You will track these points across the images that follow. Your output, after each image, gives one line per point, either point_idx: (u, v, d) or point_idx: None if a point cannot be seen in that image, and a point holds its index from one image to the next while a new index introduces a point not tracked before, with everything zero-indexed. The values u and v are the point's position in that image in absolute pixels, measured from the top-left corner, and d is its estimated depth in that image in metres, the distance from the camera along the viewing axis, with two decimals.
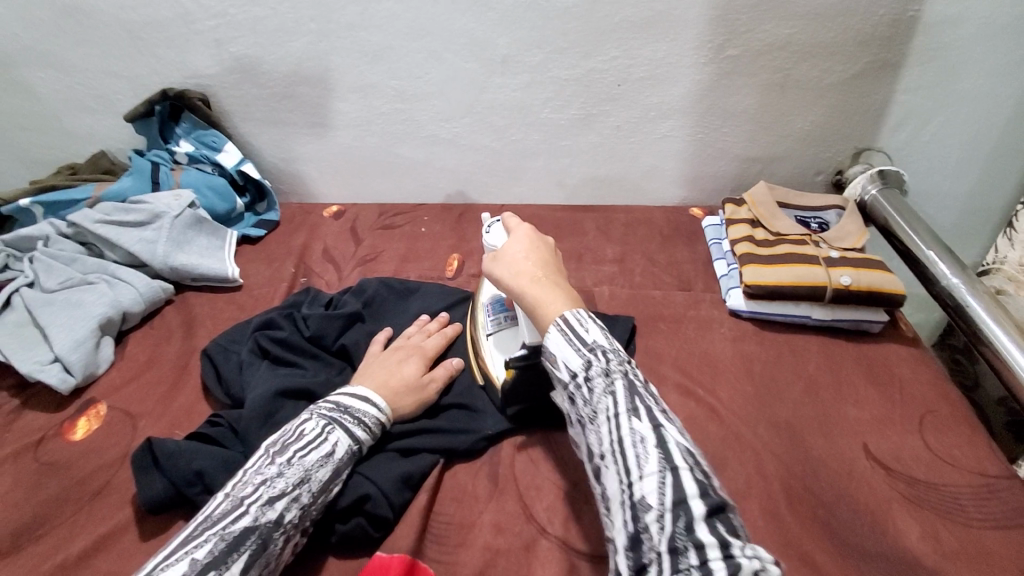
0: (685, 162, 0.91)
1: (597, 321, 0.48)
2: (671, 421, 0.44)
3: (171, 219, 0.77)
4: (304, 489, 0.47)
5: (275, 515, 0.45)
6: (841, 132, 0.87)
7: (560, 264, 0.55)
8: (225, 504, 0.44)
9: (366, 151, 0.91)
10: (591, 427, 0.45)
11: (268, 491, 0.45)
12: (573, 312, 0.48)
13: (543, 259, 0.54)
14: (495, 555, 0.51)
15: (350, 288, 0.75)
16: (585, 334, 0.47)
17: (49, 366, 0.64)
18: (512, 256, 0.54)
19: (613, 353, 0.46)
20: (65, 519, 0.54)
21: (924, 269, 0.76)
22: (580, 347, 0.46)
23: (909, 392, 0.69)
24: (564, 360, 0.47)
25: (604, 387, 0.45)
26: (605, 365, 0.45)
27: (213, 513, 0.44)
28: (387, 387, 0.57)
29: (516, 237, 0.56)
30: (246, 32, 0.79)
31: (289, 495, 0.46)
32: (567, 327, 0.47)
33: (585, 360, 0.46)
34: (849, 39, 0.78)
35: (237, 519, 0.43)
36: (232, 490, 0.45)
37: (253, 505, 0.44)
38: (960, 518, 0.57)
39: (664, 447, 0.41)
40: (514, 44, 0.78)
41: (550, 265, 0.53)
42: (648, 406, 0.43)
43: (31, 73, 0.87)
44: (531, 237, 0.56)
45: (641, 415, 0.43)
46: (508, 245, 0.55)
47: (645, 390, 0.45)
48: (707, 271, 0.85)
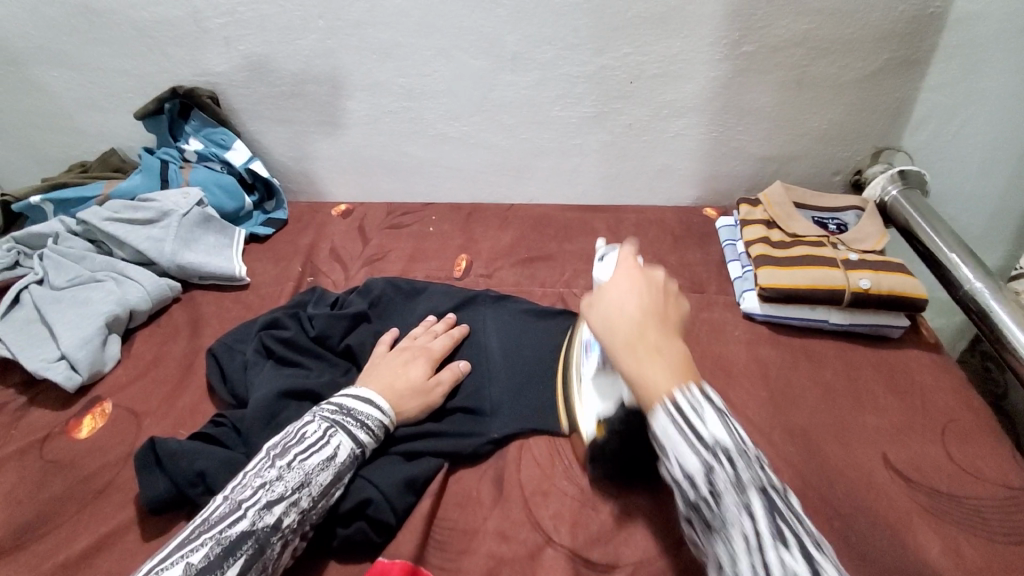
0: (698, 162, 0.89)
1: (714, 404, 0.39)
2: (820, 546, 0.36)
3: (179, 217, 0.77)
4: (304, 493, 0.46)
5: (273, 520, 0.44)
6: (861, 130, 0.85)
7: (674, 308, 0.45)
8: (223, 508, 0.44)
9: (374, 150, 0.90)
10: (719, 548, 0.37)
11: (267, 495, 0.45)
12: (684, 392, 0.39)
13: (651, 312, 0.44)
14: (499, 562, 0.50)
15: (356, 288, 0.74)
16: (702, 428, 0.38)
17: (57, 364, 0.64)
18: (612, 307, 0.45)
19: (739, 455, 0.38)
20: (69, 517, 0.54)
21: (947, 273, 0.74)
22: (700, 448, 0.37)
23: (930, 401, 0.67)
24: (677, 459, 0.38)
25: (736, 504, 0.36)
26: (733, 473, 0.37)
27: (211, 516, 0.43)
28: (391, 389, 0.57)
29: (618, 279, 0.47)
30: (256, 30, 0.79)
31: (288, 498, 0.45)
32: (680, 415, 0.39)
33: (704, 463, 0.37)
34: (870, 35, 0.75)
35: (234, 523, 0.43)
36: (230, 494, 0.45)
37: (251, 509, 0.43)
38: (983, 532, 0.55)
39: None
40: (524, 41, 0.77)
41: (658, 315, 0.44)
42: (785, 522, 0.36)
43: (43, 71, 0.87)
44: (639, 283, 0.46)
45: (783, 539, 0.35)
46: (612, 292, 0.46)
47: (783, 499, 0.37)
48: (720, 273, 0.83)
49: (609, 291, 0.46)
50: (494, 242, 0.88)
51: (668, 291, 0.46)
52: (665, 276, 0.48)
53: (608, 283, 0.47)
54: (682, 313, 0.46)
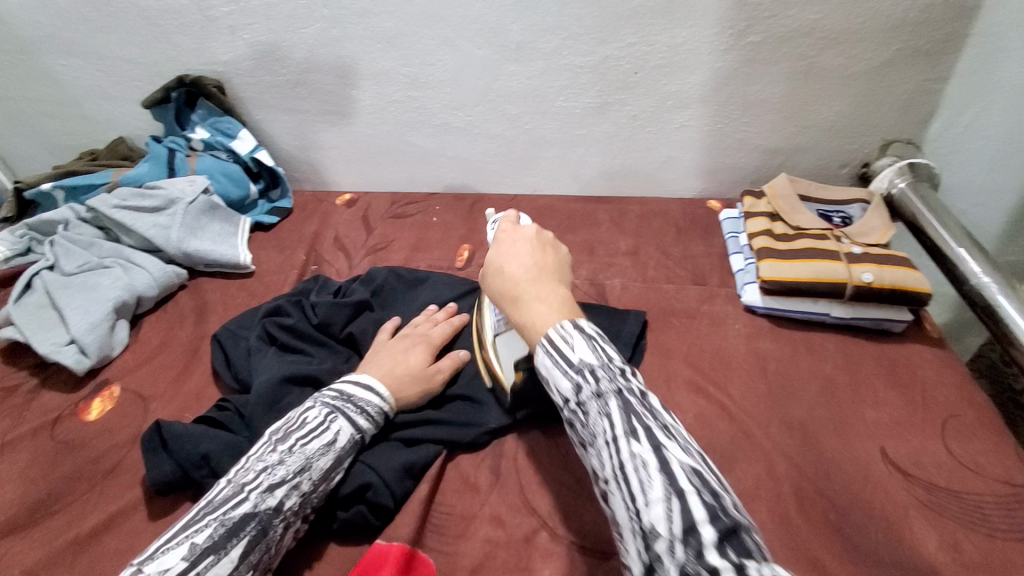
0: (702, 153, 0.89)
1: (584, 332, 0.43)
2: (673, 432, 0.39)
3: (185, 205, 0.78)
4: (305, 477, 0.47)
5: (275, 502, 0.45)
6: (868, 122, 0.84)
7: (555, 259, 0.50)
8: (226, 491, 0.45)
9: (378, 139, 0.91)
10: (594, 454, 0.41)
11: (269, 478, 0.46)
12: (558, 327, 0.43)
13: (533, 266, 0.48)
14: (496, 547, 0.51)
15: (360, 277, 0.75)
16: (570, 351, 0.42)
17: (66, 348, 0.66)
18: (499, 272, 0.49)
19: (603, 369, 0.41)
20: (78, 496, 0.55)
21: (954, 267, 0.73)
22: (568, 369, 0.42)
23: (932, 396, 0.67)
24: (555, 384, 0.43)
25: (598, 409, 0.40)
26: (595, 384, 0.41)
27: (215, 498, 0.44)
28: (391, 375, 0.57)
29: (499, 248, 0.51)
30: (261, 19, 0.79)
31: (289, 481, 0.46)
32: (550, 345, 0.43)
33: (574, 382, 0.42)
34: (880, 24, 0.74)
35: (237, 505, 0.44)
36: (233, 476, 0.46)
37: (253, 492, 0.44)
38: (982, 527, 0.55)
39: (665, 470, 0.36)
40: (527, 31, 0.77)
41: (543, 268, 0.48)
42: (638, 418, 0.39)
43: (52, 59, 0.88)
44: (519, 242, 0.51)
45: (633, 429, 0.38)
46: (500, 258, 0.50)
47: (642, 399, 0.40)
48: (722, 265, 0.83)
49: (498, 255, 0.50)
50: None
51: (545, 246, 0.51)
52: (544, 230, 0.53)
53: (494, 246, 0.51)
54: (562, 263, 0.51)
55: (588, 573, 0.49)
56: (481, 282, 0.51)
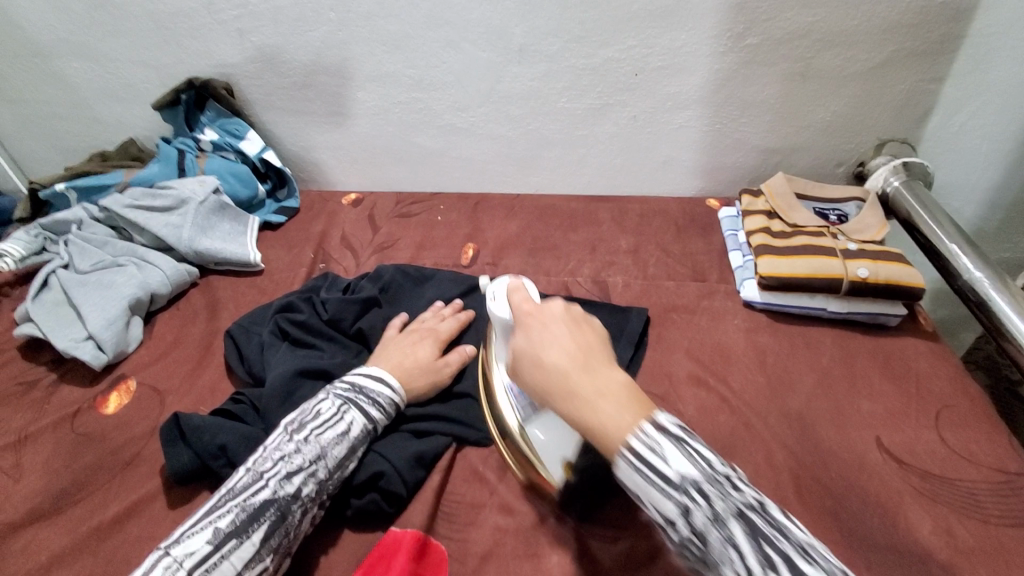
0: (702, 153, 0.91)
1: (672, 438, 0.39)
2: (807, 549, 0.36)
3: (196, 204, 0.80)
4: (321, 465, 0.49)
5: (293, 489, 0.47)
6: (863, 121, 0.86)
7: (595, 336, 0.45)
8: (246, 478, 0.47)
9: (383, 140, 0.92)
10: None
11: (286, 466, 0.47)
12: (638, 433, 0.38)
13: (576, 351, 0.43)
14: (506, 532, 0.52)
15: (368, 274, 0.77)
16: (666, 467, 0.37)
17: (83, 344, 0.67)
18: (544, 366, 0.42)
19: (707, 483, 0.37)
20: (99, 486, 0.57)
21: (947, 263, 0.75)
22: (667, 489, 0.37)
23: (927, 387, 0.69)
24: (655, 506, 0.38)
25: (719, 537, 0.36)
26: (707, 505, 0.37)
27: (235, 486, 0.46)
28: (400, 368, 0.59)
29: (534, 333, 0.45)
30: (269, 23, 0.81)
31: (306, 469, 0.48)
32: (640, 462, 0.38)
33: (680, 505, 0.37)
34: (875, 26, 0.76)
35: (256, 491, 0.46)
36: (252, 465, 0.48)
37: (271, 480, 0.46)
38: (974, 512, 0.56)
39: None
40: (530, 33, 0.79)
41: (590, 352, 0.43)
42: (769, 543, 0.35)
43: (63, 62, 0.90)
44: (551, 323, 0.45)
45: (768, 557, 0.35)
46: (541, 348, 0.43)
47: (762, 515, 0.37)
48: (722, 262, 0.85)
49: (534, 342, 0.44)
50: (500, 230, 0.90)
51: (578, 322, 0.46)
52: (569, 304, 0.48)
53: (524, 331, 0.46)
54: (598, 334, 0.46)
55: (595, 557, 0.50)
56: (517, 374, 0.45)
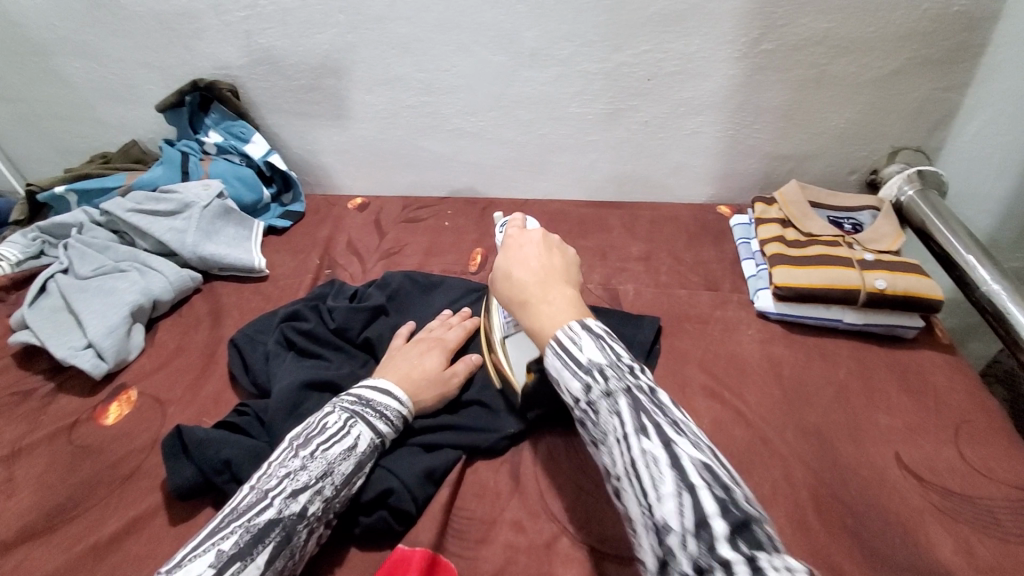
0: (713, 160, 0.89)
1: (592, 333, 0.44)
2: (684, 428, 0.40)
3: (200, 209, 0.78)
4: (327, 482, 0.47)
5: (299, 508, 0.45)
6: (879, 129, 0.84)
7: (563, 262, 0.52)
8: (250, 497, 0.45)
9: (391, 143, 0.91)
10: (605, 452, 0.42)
11: (292, 484, 0.46)
12: (566, 328, 0.45)
13: (539, 268, 0.50)
14: (517, 553, 0.51)
15: (374, 281, 0.75)
16: (578, 353, 0.43)
17: (83, 352, 0.66)
18: (509, 277, 0.50)
19: (611, 368, 0.42)
20: (98, 501, 0.55)
21: (964, 275, 0.73)
22: (577, 370, 0.43)
23: (945, 401, 0.67)
24: (564, 384, 0.44)
25: (608, 409, 0.41)
26: (604, 384, 0.42)
27: (239, 505, 0.44)
28: (408, 380, 0.57)
29: (508, 253, 0.52)
30: (276, 24, 0.79)
31: (312, 487, 0.46)
32: (560, 346, 0.44)
33: (584, 383, 0.42)
34: (892, 33, 0.75)
35: (261, 511, 0.44)
36: (256, 483, 0.46)
37: (277, 498, 0.45)
38: (995, 531, 0.55)
39: (675, 466, 0.37)
40: (542, 37, 0.77)
41: (552, 271, 0.50)
42: (648, 415, 0.40)
43: (65, 62, 0.88)
44: (527, 245, 0.52)
45: (643, 427, 0.40)
46: (511, 265, 0.51)
47: (651, 397, 0.42)
48: (734, 271, 0.83)
49: (508, 261, 0.52)
50: None
51: (552, 249, 0.52)
52: (551, 235, 0.54)
53: (504, 251, 0.53)
54: (567, 263, 0.53)
55: None
56: (491, 287, 0.52)
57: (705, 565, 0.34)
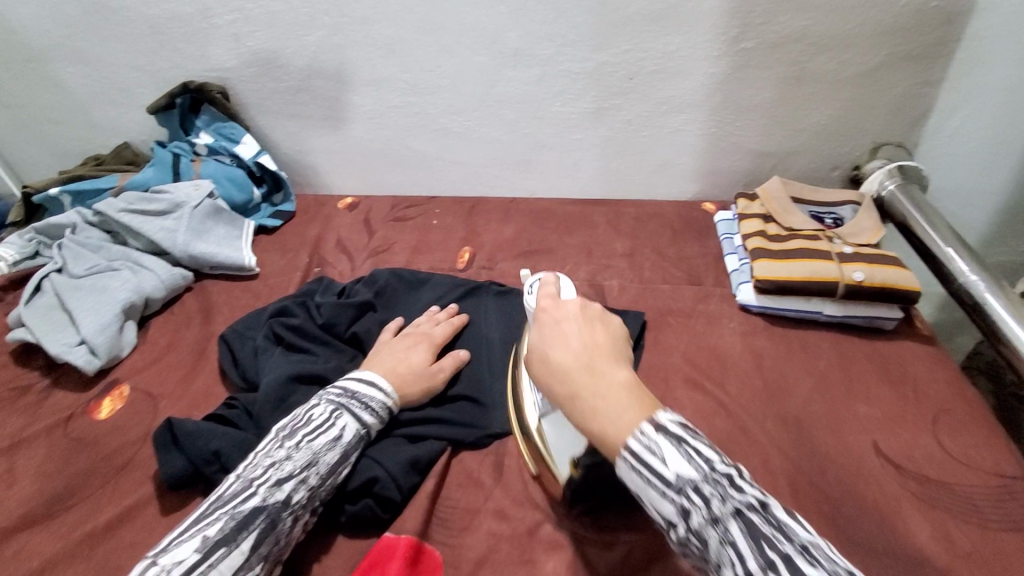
0: (697, 156, 0.91)
1: (672, 438, 0.41)
2: (809, 549, 0.37)
3: (191, 208, 0.79)
4: (312, 471, 0.49)
5: (284, 496, 0.46)
6: (859, 125, 0.86)
7: (609, 339, 0.49)
8: (236, 486, 0.46)
9: (379, 143, 0.92)
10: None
11: (277, 473, 0.47)
12: (636, 435, 0.41)
13: (584, 347, 0.47)
14: (500, 539, 0.52)
15: (363, 278, 0.76)
16: (664, 468, 0.40)
17: (76, 348, 0.67)
18: (554, 363, 0.47)
19: (706, 483, 0.39)
20: (91, 492, 0.56)
21: (942, 267, 0.75)
22: (666, 491, 0.39)
23: (923, 391, 0.68)
24: (654, 506, 0.40)
25: (717, 537, 0.38)
26: (705, 506, 0.38)
27: (225, 493, 0.46)
28: (394, 373, 0.59)
29: (547, 333, 0.49)
30: (264, 27, 0.81)
31: (297, 476, 0.48)
32: (638, 460, 0.40)
33: (678, 506, 0.39)
34: (869, 30, 0.76)
35: (246, 499, 0.45)
36: (242, 472, 0.47)
37: (262, 487, 0.46)
38: (971, 517, 0.56)
39: None
40: (525, 37, 0.79)
41: (599, 352, 0.47)
42: (768, 542, 0.36)
43: (57, 66, 0.89)
44: (563, 322, 0.50)
45: (766, 556, 0.36)
46: (552, 349, 0.48)
47: (762, 514, 0.38)
48: (718, 265, 0.85)
49: (544, 341, 0.49)
50: (496, 234, 0.90)
51: (588, 323, 0.50)
52: (586, 303, 0.53)
53: (538, 327, 0.51)
54: (610, 334, 0.50)
55: (591, 562, 0.50)
56: (530, 373, 0.49)
57: None
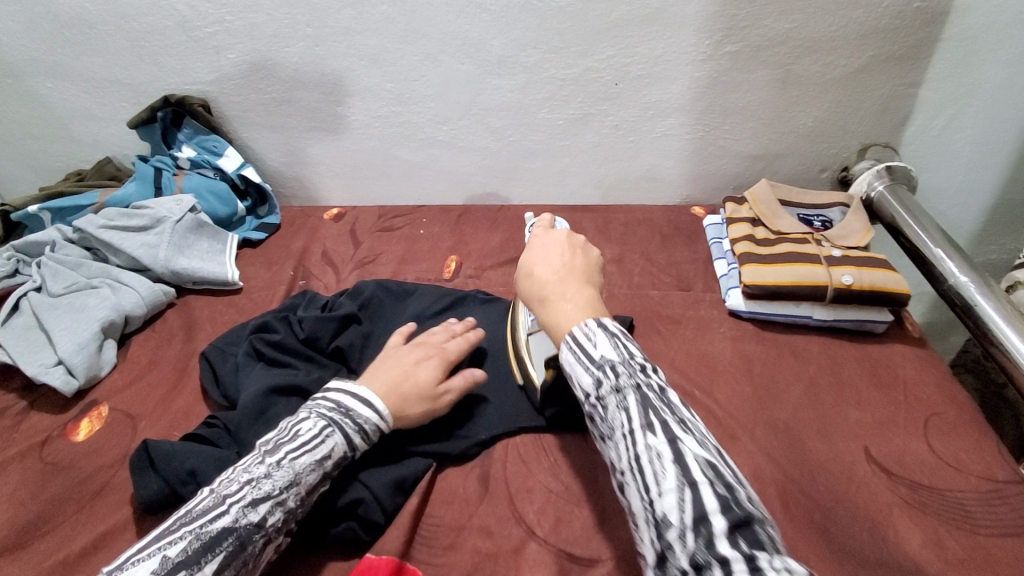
0: (685, 161, 0.90)
1: (608, 331, 0.43)
2: (690, 426, 0.40)
3: (172, 223, 0.79)
4: (291, 493, 0.47)
5: (257, 518, 0.45)
6: (846, 127, 0.85)
7: (590, 264, 0.50)
8: (208, 501, 0.45)
9: (364, 153, 0.92)
10: (609, 445, 0.42)
11: (252, 493, 0.46)
12: (582, 326, 0.44)
13: (562, 266, 0.49)
14: (484, 558, 0.51)
15: (347, 290, 0.75)
16: (592, 348, 0.43)
17: (53, 369, 0.66)
18: (529, 274, 0.49)
19: (623, 364, 0.42)
20: (67, 517, 0.55)
21: (933, 269, 0.74)
22: (590, 366, 0.42)
23: (915, 395, 0.68)
24: (576, 377, 0.43)
25: (616, 403, 0.41)
26: (614, 379, 0.42)
27: (195, 509, 0.45)
28: (396, 392, 0.55)
29: (534, 249, 0.51)
30: (245, 39, 0.80)
31: (273, 498, 0.46)
32: (575, 343, 0.43)
33: (595, 378, 0.42)
34: (853, 32, 0.76)
35: (216, 518, 0.44)
36: (217, 487, 0.47)
37: (234, 506, 0.45)
38: (963, 524, 0.55)
39: (681, 465, 0.37)
40: (509, 45, 0.78)
41: (574, 271, 0.48)
42: (656, 412, 0.40)
43: (38, 82, 0.89)
44: (551, 245, 0.51)
45: (650, 422, 0.39)
46: (534, 262, 0.49)
47: (660, 394, 0.41)
48: (707, 271, 0.84)
49: (529, 258, 0.51)
50: (484, 243, 0.89)
51: (576, 248, 0.51)
52: (574, 233, 0.53)
53: (527, 250, 0.52)
54: (591, 261, 0.51)
55: None
56: (513, 283, 0.52)
57: (700, 560, 0.34)
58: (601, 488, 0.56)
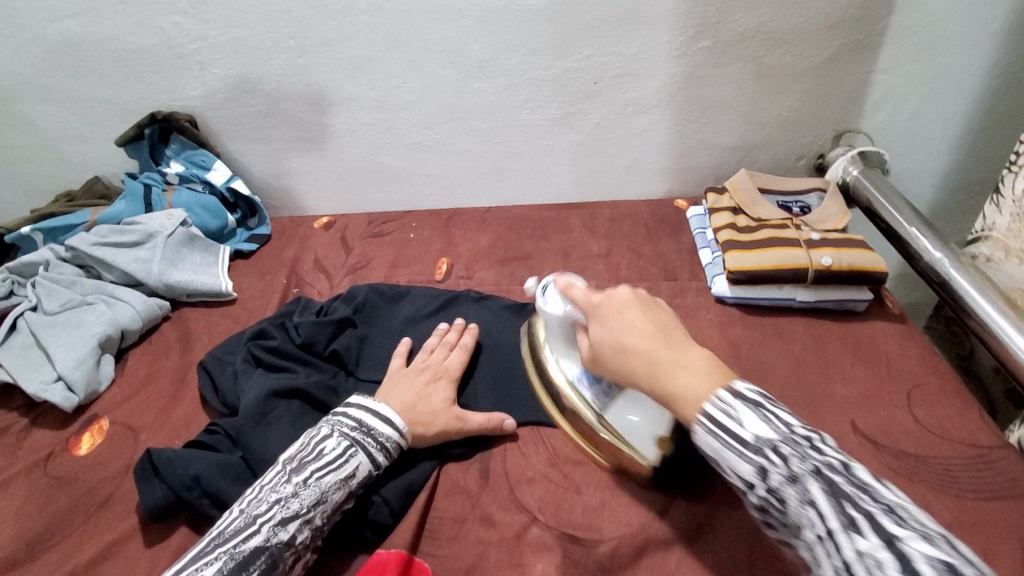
0: (666, 155, 0.92)
1: (750, 404, 0.41)
2: (898, 511, 0.36)
3: (164, 238, 0.80)
4: (319, 511, 0.48)
5: (287, 536, 0.46)
6: (819, 115, 0.88)
7: (676, 323, 0.49)
8: (239, 521, 0.46)
9: (352, 161, 0.93)
10: (803, 545, 0.38)
11: (282, 512, 0.47)
12: (715, 400, 0.41)
13: (655, 330, 0.47)
14: (488, 545, 0.52)
15: (341, 295, 0.76)
16: (740, 430, 0.40)
17: (53, 386, 0.66)
18: (627, 341, 0.47)
19: (785, 444, 0.39)
20: (74, 529, 0.56)
21: (907, 246, 0.76)
22: (744, 452, 0.40)
23: (897, 368, 0.70)
24: (732, 467, 0.41)
25: (797, 496, 0.38)
26: (784, 466, 0.38)
27: (227, 529, 0.46)
28: (412, 411, 0.57)
29: (613, 317, 0.49)
30: (229, 53, 0.82)
31: (302, 516, 0.47)
32: (713, 423, 0.41)
33: (756, 465, 0.39)
34: (821, 23, 0.79)
35: (248, 537, 0.45)
36: (246, 507, 0.47)
37: (265, 525, 0.46)
38: (950, 489, 0.57)
39: (905, 567, 0.32)
40: (488, 49, 0.80)
41: (671, 331, 0.47)
42: (850, 501, 0.36)
43: (24, 105, 0.89)
44: (628, 308, 0.50)
45: (848, 516, 0.36)
46: (620, 331, 0.48)
47: (846, 475, 0.37)
48: (692, 260, 0.86)
49: (613, 329, 0.49)
50: (473, 244, 0.91)
51: (655, 308, 0.50)
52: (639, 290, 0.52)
53: (602, 319, 0.50)
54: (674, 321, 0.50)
55: (578, 562, 0.51)
56: (602, 358, 0.49)
57: None
58: (599, 473, 0.57)
